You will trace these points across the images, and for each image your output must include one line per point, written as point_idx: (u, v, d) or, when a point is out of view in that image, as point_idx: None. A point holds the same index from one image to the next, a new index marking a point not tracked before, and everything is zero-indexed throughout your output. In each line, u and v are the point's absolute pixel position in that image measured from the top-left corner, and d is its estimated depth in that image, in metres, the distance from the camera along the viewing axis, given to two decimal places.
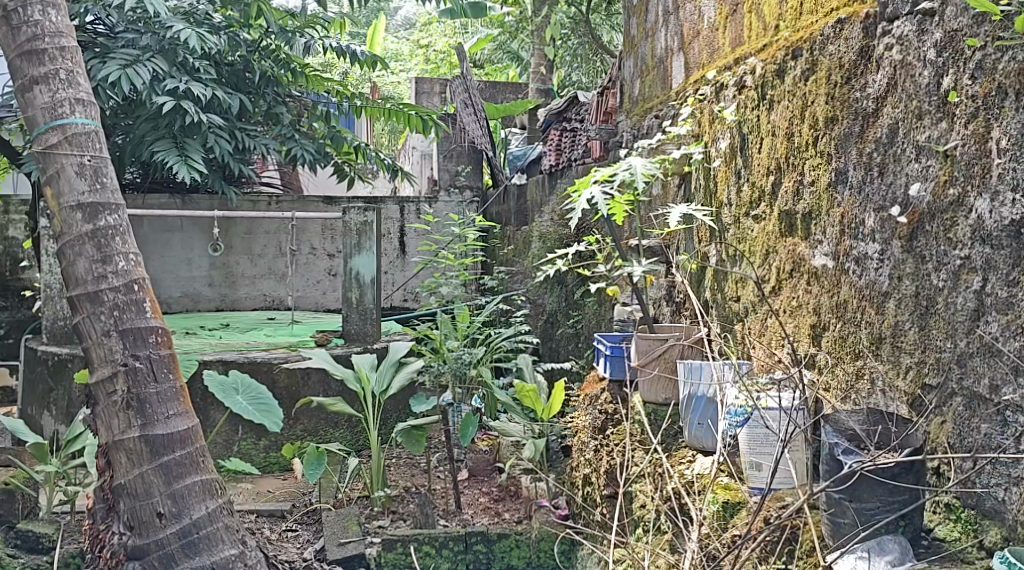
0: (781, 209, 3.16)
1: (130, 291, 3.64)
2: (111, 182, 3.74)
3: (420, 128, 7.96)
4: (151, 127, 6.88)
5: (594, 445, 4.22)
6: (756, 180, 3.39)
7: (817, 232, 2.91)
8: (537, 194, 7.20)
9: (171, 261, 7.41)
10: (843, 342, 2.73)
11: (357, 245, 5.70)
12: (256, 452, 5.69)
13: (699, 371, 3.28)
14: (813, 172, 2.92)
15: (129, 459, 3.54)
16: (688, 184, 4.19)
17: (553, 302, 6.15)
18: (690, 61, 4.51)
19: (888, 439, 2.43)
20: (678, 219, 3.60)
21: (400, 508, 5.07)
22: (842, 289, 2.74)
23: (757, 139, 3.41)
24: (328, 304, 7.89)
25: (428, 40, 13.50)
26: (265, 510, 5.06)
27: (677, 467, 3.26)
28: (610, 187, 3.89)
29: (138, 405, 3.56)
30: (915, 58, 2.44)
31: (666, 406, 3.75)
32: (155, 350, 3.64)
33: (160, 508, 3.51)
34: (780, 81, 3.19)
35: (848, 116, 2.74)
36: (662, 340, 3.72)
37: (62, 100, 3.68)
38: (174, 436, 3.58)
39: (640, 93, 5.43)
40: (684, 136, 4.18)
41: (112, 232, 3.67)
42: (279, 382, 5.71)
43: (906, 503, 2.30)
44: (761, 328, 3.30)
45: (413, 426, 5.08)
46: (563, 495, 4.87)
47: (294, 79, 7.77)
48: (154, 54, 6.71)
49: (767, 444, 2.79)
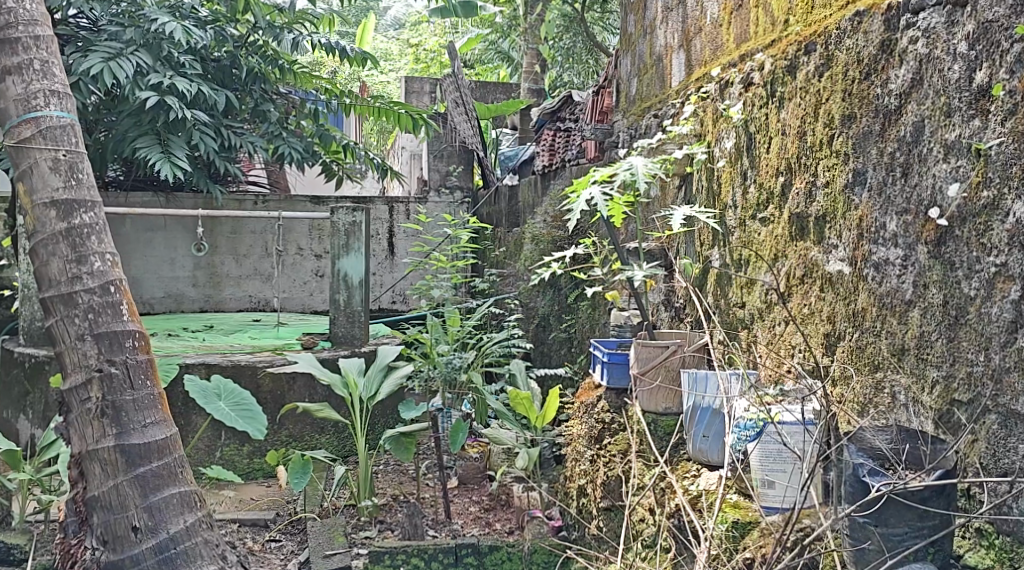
0: (791, 211, 3.02)
1: (106, 293, 3.46)
2: (87, 179, 3.56)
3: (410, 128, 7.79)
4: (134, 123, 6.67)
5: (591, 455, 4.07)
6: (764, 181, 3.24)
7: (832, 236, 2.77)
8: (529, 196, 7.04)
9: (154, 261, 7.24)
10: (860, 353, 2.59)
11: (346, 245, 5.54)
12: (239, 457, 5.51)
13: (705, 381, 3.12)
14: (828, 172, 2.78)
15: (104, 471, 3.35)
16: (690, 185, 4.04)
17: (546, 306, 6.00)
18: (691, 58, 4.37)
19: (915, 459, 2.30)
20: (680, 221, 3.46)
21: (388, 518, 4.93)
22: (860, 297, 2.60)
23: (765, 138, 3.26)
24: (315, 306, 7.71)
25: (417, 40, 13.36)
26: (248, 519, 4.85)
27: (681, 482, 3.10)
28: (610, 187, 3.73)
29: (114, 414, 3.38)
30: (944, 52, 2.31)
31: (666, 415, 3.59)
32: (132, 355, 3.46)
33: (135, 522, 3.33)
34: (792, 78, 3.05)
35: (867, 113, 2.59)
36: (664, 347, 3.57)
37: (36, 92, 3.50)
38: (151, 446, 3.40)
39: (637, 92, 5.28)
40: (687, 136, 4.03)
41: (88, 231, 3.49)
42: (264, 387, 5.53)
43: (936, 528, 2.18)
44: (769, 336, 3.15)
45: (402, 433, 4.90)
46: (555, 506, 4.72)
47: (282, 76, 7.61)
48: (137, 48, 6.52)
49: (784, 461, 2.64)
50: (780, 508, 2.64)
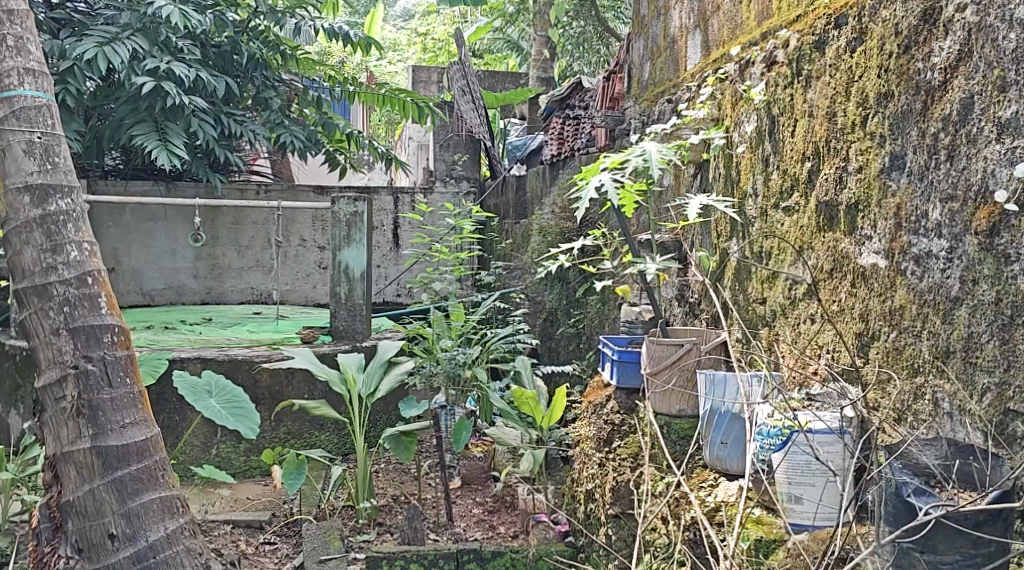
0: (819, 199, 2.78)
1: (83, 284, 3.25)
2: (64, 163, 3.34)
3: (415, 116, 7.58)
4: (130, 110, 6.44)
5: (600, 459, 3.84)
6: (788, 166, 3.00)
7: (864, 226, 2.52)
8: (538, 186, 6.82)
9: (154, 252, 7.04)
10: (897, 356, 2.35)
11: (347, 237, 5.31)
12: (235, 456, 5.30)
13: (723, 384, 2.89)
14: (861, 156, 2.54)
15: (79, 474, 3.15)
16: (706, 173, 3.81)
17: (553, 301, 5.75)
18: (709, 38, 4.12)
19: (971, 477, 2.05)
20: (696, 211, 3.23)
21: (388, 521, 4.72)
22: (897, 293, 2.35)
23: (789, 121, 3.02)
24: (318, 298, 7.49)
25: (427, 29, 13.07)
26: (241, 520, 4.62)
27: (697, 493, 2.85)
28: (622, 175, 3.50)
29: (90, 413, 3.17)
30: (997, 18, 2.06)
31: (680, 417, 3.35)
32: (110, 351, 3.24)
33: (113, 529, 3.13)
34: (821, 54, 2.81)
35: (907, 90, 2.34)
36: (678, 346, 3.34)
37: (9, 70, 3.28)
38: (128, 448, 3.18)
39: (650, 77, 5.03)
40: (704, 120, 3.78)
41: (65, 218, 3.27)
42: (261, 382, 5.32)
43: (991, 557, 1.96)
44: (794, 336, 2.91)
45: (402, 432, 4.66)
46: (562, 509, 4.50)
47: (285, 62, 7.40)
48: (133, 32, 6.29)
49: (814, 475, 2.38)
50: (812, 527, 2.38)
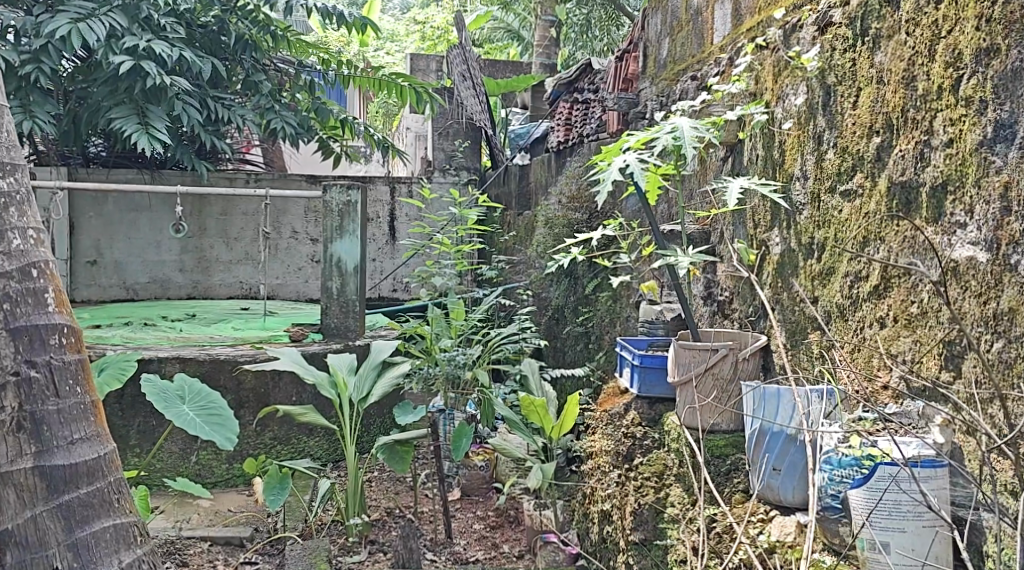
0: (891, 179, 2.35)
1: (26, 276, 2.72)
2: (6, 136, 2.85)
3: (414, 102, 7.13)
4: (109, 92, 5.96)
5: (618, 477, 3.40)
6: (849, 144, 2.55)
7: (957, 211, 2.12)
8: (542, 175, 6.38)
9: (138, 243, 6.58)
10: (1005, 368, 1.97)
11: (339, 227, 4.87)
12: (216, 464, 4.86)
13: (776, 402, 2.50)
14: (951, 127, 2.13)
15: (18, 500, 2.59)
16: (739, 156, 3.32)
17: (560, 297, 5.29)
18: (740, 7, 3.69)
19: None
20: (735, 195, 2.79)
21: (380, 538, 4.28)
22: (1007, 292, 1.97)
23: (850, 89, 2.58)
24: (310, 294, 7.04)
25: (425, 18, 12.59)
26: (220, 537, 4.17)
27: (747, 530, 2.43)
28: (648, 154, 3.06)
29: (32, 427, 2.64)
30: None
31: (714, 433, 2.92)
32: (57, 355, 2.72)
33: (57, 564, 2.59)
34: (894, 8, 2.37)
35: (1019, 44, 1.95)
36: (712, 351, 2.91)
37: None
38: (78, 468, 2.68)
39: (669, 55, 4.51)
40: (739, 96, 3.31)
41: (6, 199, 2.77)
42: (245, 384, 4.87)
43: None
44: (856, 343, 2.47)
45: (397, 439, 4.16)
46: (572, 527, 4.07)
47: (275, 45, 6.88)
48: (112, 9, 5.80)
49: (904, 519, 2.00)
50: None
